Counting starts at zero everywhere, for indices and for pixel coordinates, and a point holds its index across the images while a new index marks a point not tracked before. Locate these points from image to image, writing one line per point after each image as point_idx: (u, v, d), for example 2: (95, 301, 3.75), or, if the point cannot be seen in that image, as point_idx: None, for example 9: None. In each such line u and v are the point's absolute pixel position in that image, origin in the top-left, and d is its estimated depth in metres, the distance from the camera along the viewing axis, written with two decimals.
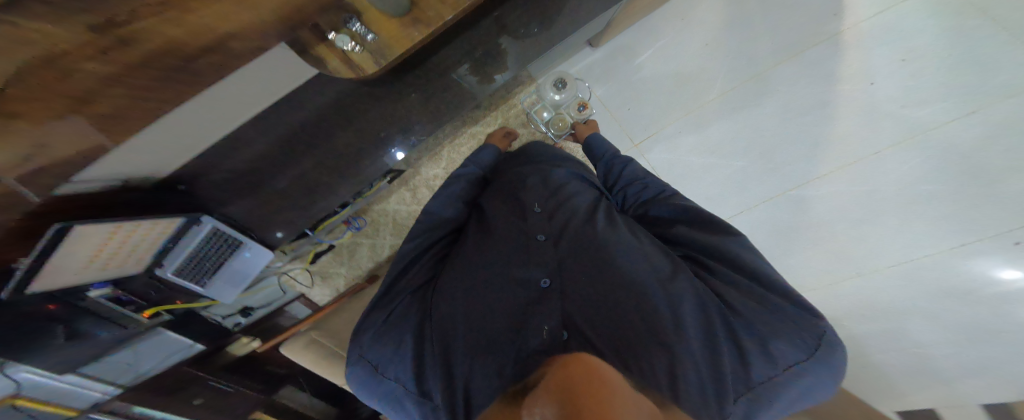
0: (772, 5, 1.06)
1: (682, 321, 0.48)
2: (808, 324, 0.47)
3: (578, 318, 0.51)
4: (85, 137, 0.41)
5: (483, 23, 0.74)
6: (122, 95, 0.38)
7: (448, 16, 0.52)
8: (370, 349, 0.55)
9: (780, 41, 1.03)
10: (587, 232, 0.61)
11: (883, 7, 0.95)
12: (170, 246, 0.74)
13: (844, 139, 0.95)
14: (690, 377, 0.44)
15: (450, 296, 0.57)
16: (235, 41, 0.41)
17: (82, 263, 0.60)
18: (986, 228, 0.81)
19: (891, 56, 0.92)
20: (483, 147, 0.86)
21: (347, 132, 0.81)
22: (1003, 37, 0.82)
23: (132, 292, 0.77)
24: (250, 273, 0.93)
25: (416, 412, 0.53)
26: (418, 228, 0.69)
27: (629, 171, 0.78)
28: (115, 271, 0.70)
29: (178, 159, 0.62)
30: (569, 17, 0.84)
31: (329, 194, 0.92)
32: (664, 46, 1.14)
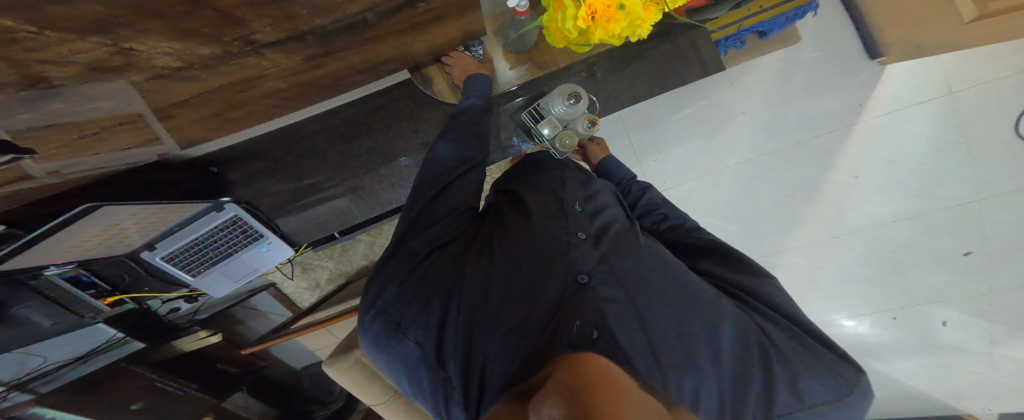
0: (819, 80, 1.03)
1: (718, 349, 0.42)
2: (843, 372, 0.45)
3: (614, 322, 0.40)
4: (148, 129, 0.43)
5: (574, 67, 0.78)
6: (218, 98, 0.42)
7: (560, 61, 0.76)
8: (393, 303, 0.48)
9: (806, 119, 1.04)
10: (631, 238, 0.52)
11: (901, 105, 0.98)
12: (174, 228, 0.73)
13: (815, 221, 1.08)
14: (707, 397, 0.40)
15: (484, 274, 0.48)
16: (330, 58, 0.45)
17: (79, 242, 0.58)
18: (879, 305, 1.07)
19: (880, 154, 1.00)
20: (478, 75, 0.66)
21: (388, 134, 0.84)
22: (967, 156, 0.93)
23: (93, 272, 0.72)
24: (257, 268, 0.88)
25: (427, 381, 0.45)
26: (420, 180, 0.56)
27: (657, 205, 0.70)
28: (101, 251, 0.67)
29: (231, 139, 0.68)
30: (649, 65, 0.80)
31: (363, 198, 0.90)
32: (707, 106, 1.09)
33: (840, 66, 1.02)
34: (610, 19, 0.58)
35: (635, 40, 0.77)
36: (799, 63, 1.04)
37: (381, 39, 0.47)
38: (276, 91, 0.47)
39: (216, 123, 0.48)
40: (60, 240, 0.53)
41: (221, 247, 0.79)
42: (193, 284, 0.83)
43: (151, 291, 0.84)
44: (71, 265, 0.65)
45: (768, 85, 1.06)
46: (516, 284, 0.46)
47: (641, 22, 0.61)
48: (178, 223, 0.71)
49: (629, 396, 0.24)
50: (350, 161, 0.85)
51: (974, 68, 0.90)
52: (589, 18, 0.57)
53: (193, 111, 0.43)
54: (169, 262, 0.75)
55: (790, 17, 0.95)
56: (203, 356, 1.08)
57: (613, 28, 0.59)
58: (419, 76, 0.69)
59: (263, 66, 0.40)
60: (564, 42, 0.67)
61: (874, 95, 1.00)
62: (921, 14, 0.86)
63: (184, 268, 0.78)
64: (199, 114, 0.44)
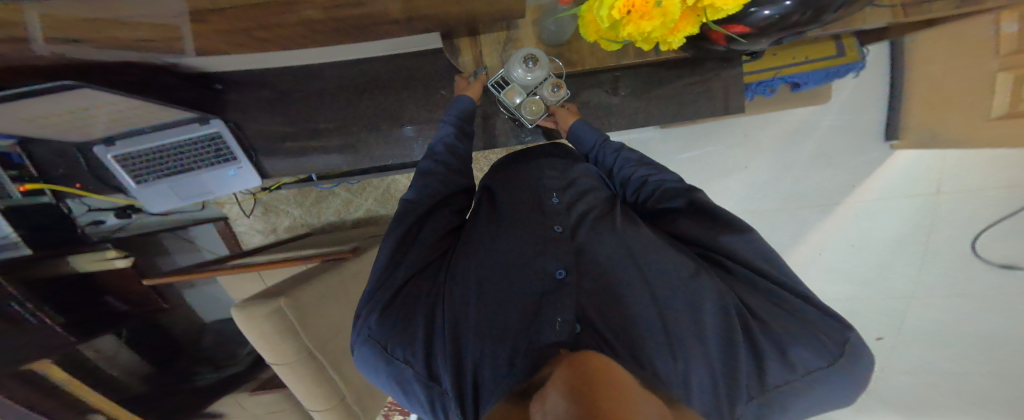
0: (827, 152, 1.05)
1: (700, 323, 0.41)
2: (830, 331, 0.39)
3: (593, 314, 0.41)
4: (158, 28, 0.39)
5: (601, 76, 0.77)
6: (248, 20, 0.39)
7: (590, 65, 0.66)
8: (376, 329, 0.44)
9: (795, 186, 1.08)
10: (605, 229, 0.50)
11: (890, 194, 1.00)
12: (145, 129, 0.76)
13: None
14: (696, 378, 0.38)
15: (464, 278, 0.47)
16: (377, 17, 0.42)
17: (41, 115, 0.57)
18: None
19: (845, 235, 1.05)
20: (459, 97, 0.64)
21: (399, 97, 0.81)
22: (919, 253, 0.97)
23: (28, 157, 0.80)
24: (212, 191, 0.87)
25: (424, 399, 0.42)
26: (400, 208, 0.53)
27: (636, 169, 0.58)
28: (64, 133, 0.70)
29: (236, 63, 0.68)
30: (677, 94, 0.79)
31: (344, 157, 0.85)
32: (713, 152, 1.11)
33: (849, 142, 1.04)
34: (647, 15, 0.40)
35: (668, 63, 0.76)
36: (816, 129, 1.05)
37: (435, 12, 0.44)
38: (305, 35, 0.45)
39: (237, 42, 0.45)
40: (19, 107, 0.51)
41: (186, 160, 0.81)
42: (134, 192, 0.82)
43: (81, 190, 0.89)
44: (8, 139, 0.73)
45: (779, 144, 1.08)
46: (498, 286, 0.46)
47: (678, 27, 0.44)
48: (150, 124, 0.74)
49: (631, 385, 0.25)
50: (354, 115, 0.83)
51: (971, 169, 0.90)
52: (626, 10, 0.40)
53: (218, 36, 0.41)
54: (126, 161, 0.77)
55: (829, 74, 0.82)
56: (87, 280, 0.94)
57: (645, 27, 0.41)
58: (448, 45, 0.66)
59: (302, 13, 0.38)
60: (595, 35, 0.52)
61: (870, 180, 1.02)
62: (955, 103, 0.82)
63: (141, 169, 0.79)
64: (223, 40, 0.43)
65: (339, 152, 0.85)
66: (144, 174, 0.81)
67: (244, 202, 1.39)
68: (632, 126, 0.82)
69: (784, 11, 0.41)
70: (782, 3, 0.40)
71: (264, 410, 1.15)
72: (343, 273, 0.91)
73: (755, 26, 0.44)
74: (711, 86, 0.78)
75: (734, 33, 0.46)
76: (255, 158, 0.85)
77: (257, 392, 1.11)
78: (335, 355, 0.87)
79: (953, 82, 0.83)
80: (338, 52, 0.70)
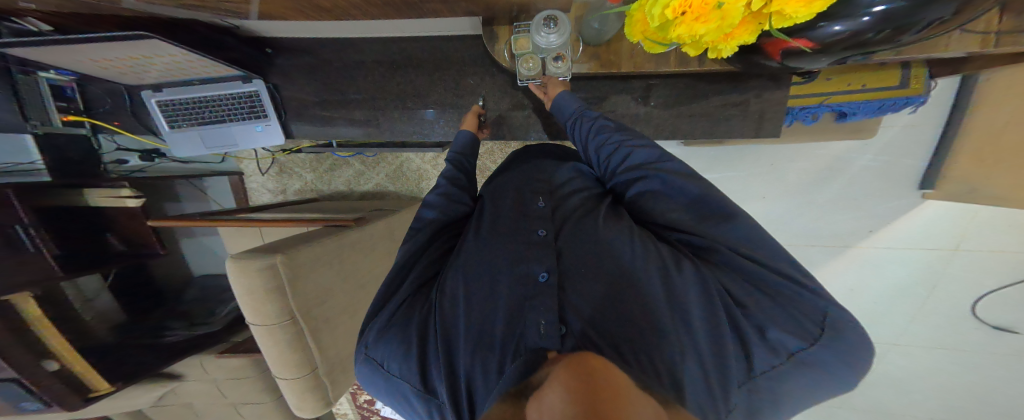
0: (850, 195, 1.02)
1: (687, 314, 0.38)
2: (808, 308, 0.37)
3: (581, 310, 0.39)
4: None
5: (632, 82, 0.76)
6: None
7: (627, 69, 0.63)
8: (376, 349, 0.47)
9: (809, 224, 1.07)
10: (588, 226, 0.49)
11: (906, 244, 0.99)
12: (194, 82, 0.82)
13: None
14: (691, 371, 0.35)
15: (453, 289, 0.47)
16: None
17: (99, 59, 0.62)
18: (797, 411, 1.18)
19: (848, 281, 1.07)
20: (461, 133, 0.67)
21: (426, 79, 0.82)
22: (916, 309, 1.02)
23: (80, 93, 0.85)
24: (241, 145, 0.90)
25: (423, 410, 0.44)
26: (411, 229, 0.54)
27: (611, 134, 0.54)
28: (125, 78, 0.78)
29: (272, 26, 0.71)
30: (705, 110, 0.78)
31: (368, 131, 0.87)
32: (731, 178, 1.10)
33: (881, 187, 0.99)
34: (702, 18, 0.36)
35: (701, 76, 0.75)
36: (849, 167, 1.01)
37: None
38: (357, 7, 0.46)
39: (281, 10, 0.46)
40: (88, 50, 0.56)
41: (219, 113, 0.86)
42: (166, 135, 0.88)
43: (117, 128, 0.93)
44: (68, 75, 0.79)
45: (806, 179, 1.04)
46: (484, 289, 0.46)
47: (733, 34, 0.39)
48: (197, 78, 0.80)
49: (629, 382, 0.25)
50: (381, 91, 0.84)
51: (997, 234, 0.89)
52: (681, 11, 0.36)
53: (279, 3, 0.43)
54: (172, 108, 0.85)
55: (881, 107, 0.76)
56: (100, 215, 1.02)
57: (699, 29, 0.37)
58: (487, 32, 0.63)
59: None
60: (639, 36, 0.48)
61: (888, 228, 1.00)
62: (1010, 155, 0.76)
63: (181, 117, 0.86)
64: (285, 8, 0.45)
65: (363, 122, 0.87)
66: (182, 121, 0.87)
67: (261, 160, 1.43)
68: (655, 134, 0.81)
69: (858, 28, 0.35)
70: (858, 19, 0.34)
71: (227, 376, 1.21)
72: (344, 239, 0.92)
73: (821, 41, 0.37)
74: (747, 105, 0.76)
75: (790, 49, 0.40)
76: (285, 119, 0.88)
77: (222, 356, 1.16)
78: (317, 323, 0.87)
79: (1011, 136, 0.77)
80: (380, 26, 0.71)
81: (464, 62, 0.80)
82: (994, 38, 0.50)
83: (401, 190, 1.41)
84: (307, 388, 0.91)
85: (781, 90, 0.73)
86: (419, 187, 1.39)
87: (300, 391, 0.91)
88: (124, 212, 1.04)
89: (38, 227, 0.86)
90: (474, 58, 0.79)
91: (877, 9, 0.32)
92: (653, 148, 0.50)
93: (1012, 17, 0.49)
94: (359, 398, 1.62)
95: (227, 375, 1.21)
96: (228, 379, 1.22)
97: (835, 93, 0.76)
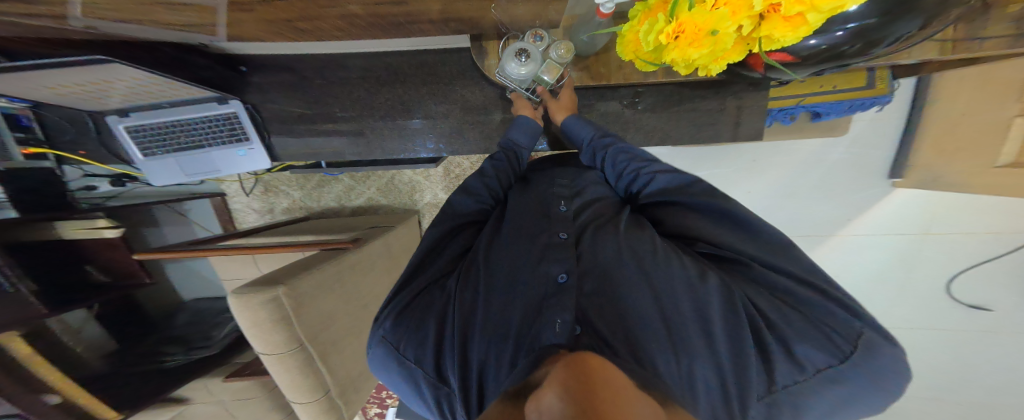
0: (831, 184, 1.06)
1: (708, 321, 0.39)
2: (842, 327, 0.38)
3: (596, 314, 0.39)
4: (189, 18, 0.40)
5: (621, 91, 0.78)
6: (272, 14, 0.40)
7: (617, 80, 0.65)
8: (392, 332, 0.47)
9: (796, 214, 1.11)
10: (611, 234, 0.50)
11: (880, 229, 1.06)
12: (165, 105, 0.79)
13: None
14: (702, 375, 0.36)
15: (474, 287, 0.48)
16: (395, 15, 0.42)
17: (58, 86, 0.59)
18: None
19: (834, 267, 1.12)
20: (517, 120, 0.66)
21: (411, 93, 0.82)
22: (898, 287, 1.07)
23: (37, 121, 0.80)
24: (220, 169, 0.88)
25: (432, 399, 0.44)
26: (439, 216, 0.56)
27: (627, 163, 0.57)
28: (87, 105, 0.74)
29: (251, 48, 0.70)
30: (693, 113, 0.80)
31: (358, 147, 0.87)
32: (719, 174, 1.13)
33: (858, 175, 1.04)
34: (696, 42, 0.37)
35: (688, 83, 0.77)
36: (826, 159, 1.05)
37: (454, 17, 0.44)
38: (342, 29, 0.46)
39: (263, 34, 0.46)
40: (47, 75, 0.52)
41: (198, 136, 0.83)
42: (139, 164, 0.85)
43: (83, 157, 0.86)
44: (22, 104, 0.74)
45: (788, 171, 1.09)
46: (506, 292, 0.46)
47: (724, 55, 0.40)
48: (170, 101, 0.77)
49: (628, 383, 0.25)
50: (369, 107, 0.83)
51: (965, 219, 0.97)
52: (674, 34, 0.37)
53: (261, 27, 0.42)
54: (139, 134, 0.81)
55: (853, 105, 0.80)
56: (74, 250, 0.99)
57: (692, 53, 0.38)
58: (475, 47, 0.63)
59: (341, 6, 0.39)
60: (631, 55, 0.48)
61: (865, 214, 1.06)
62: (969, 144, 0.83)
63: (150, 142, 0.83)
64: (265, 29, 0.44)
65: (349, 138, 0.86)
66: (153, 147, 0.83)
67: (244, 181, 1.39)
68: (645, 141, 0.83)
69: (835, 40, 0.36)
70: (834, 33, 0.36)
71: (233, 397, 1.14)
72: (343, 263, 0.90)
73: (800, 54, 0.39)
74: (727, 106, 0.79)
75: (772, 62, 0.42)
76: (268, 139, 0.86)
77: (230, 379, 1.09)
78: (324, 346, 0.85)
79: (970, 125, 0.83)
80: (363, 43, 0.71)
81: (451, 74, 0.80)
82: (951, 46, 0.53)
83: (394, 203, 1.39)
84: (322, 412, 0.89)
85: (761, 92, 0.77)
86: (412, 200, 1.38)
87: (314, 415, 0.89)
88: (103, 244, 1.04)
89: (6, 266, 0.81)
90: (461, 70, 0.80)
91: (852, 24, 0.34)
92: (675, 172, 0.52)
93: (965, 27, 0.53)
94: (367, 413, 1.58)
95: (233, 396, 1.14)
96: (234, 401, 1.15)
97: (810, 94, 0.80)
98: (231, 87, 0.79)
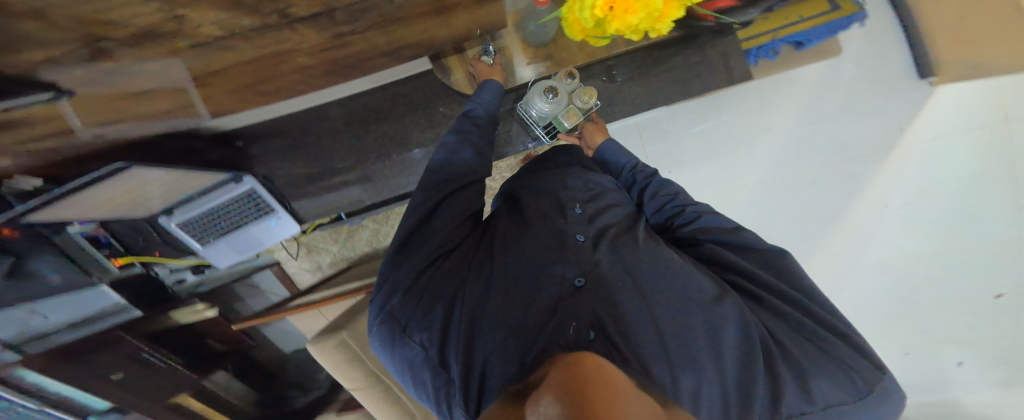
0: (854, 104, 0.96)
1: (721, 346, 0.39)
2: (863, 371, 0.41)
3: (612, 323, 0.37)
4: (165, 80, 0.41)
5: (595, 68, 0.77)
6: (238, 63, 0.42)
7: (578, 59, 0.74)
8: (399, 307, 0.48)
9: (833, 140, 0.98)
10: (631, 244, 0.47)
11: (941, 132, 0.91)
12: (195, 197, 0.81)
13: (831, 249, 1.01)
14: (705, 397, 0.36)
15: (486, 276, 0.46)
16: (352, 37, 0.46)
17: (106, 199, 0.64)
18: (898, 338, 1.00)
19: (911, 185, 0.94)
20: (485, 84, 0.65)
21: (396, 123, 0.84)
22: None
23: (112, 236, 0.83)
24: (263, 242, 0.91)
25: (431, 383, 0.44)
26: (424, 185, 0.55)
27: (674, 199, 0.61)
28: (126, 212, 0.75)
29: (242, 119, 0.72)
30: (677, 65, 0.78)
31: (367, 188, 0.89)
32: (729, 120, 1.03)
33: (880, 85, 0.95)
34: (629, 10, 0.47)
35: (658, 43, 0.76)
36: (836, 80, 0.97)
37: (390, 23, 0.46)
38: (308, 67, 0.49)
39: (239, 84, 0.48)
40: (94, 192, 0.57)
41: (232, 219, 0.84)
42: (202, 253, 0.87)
43: (158, 257, 0.94)
44: (91, 223, 0.75)
45: (803, 102, 0.99)
46: (517, 285, 0.43)
47: (662, 14, 0.49)
48: (197, 192, 0.78)
49: (627, 382, 0.25)
50: (366, 146, 0.86)
51: None
52: (608, 7, 0.47)
53: (229, 77, 0.45)
54: (184, 229, 0.82)
55: (832, 28, 0.88)
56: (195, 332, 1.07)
57: (631, 19, 0.47)
58: (437, 66, 0.71)
59: (294, 40, 0.41)
60: (580, 34, 0.58)
61: (916, 120, 0.93)
62: None
63: (198, 237, 0.84)
64: (234, 81, 0.47)
65: (358, 185, 0.89)
66: (203, 236, 0.84)
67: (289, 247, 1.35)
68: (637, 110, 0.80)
69: None
70: None
71: None
72: None
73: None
74: (710, 55, 0.78)
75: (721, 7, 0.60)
76: (289, 205, 0.88)
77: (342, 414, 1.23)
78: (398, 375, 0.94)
79: None
80: (336, 90, 0.72)
81: (428, 95, 0.83)
82: None
83: None
84: None
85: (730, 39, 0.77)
86: None
87: None
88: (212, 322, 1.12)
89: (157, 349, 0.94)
90: (435, 89, 0.83)
91: None
92: (723, 218, 0.56)
93: None
94: None
95: None
96: None
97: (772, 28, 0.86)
98: (238, 165, 0.81)
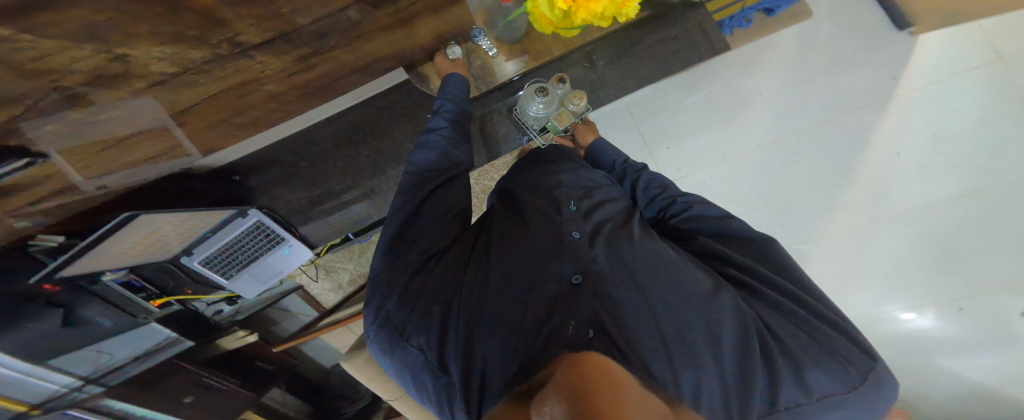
0: (839, 61, 0.95)
1: (718, 340, 0.37)
2: (857, 360, 0.39)
3: (610, 322, 0.36)
4: (144, 126, 0.42)
5: (571, 57, 0.78)
6: (209, 99, 0.43)
7: (554, 50, 0.73)
8: (396, 309, 0.46)
9: (830, 98, 0.95)
10: (625, 239, 0.47)
11: (943, 74, 0.87)
12: (209, 235, 0.80)
13: (853, 207, 0.95)
14: (707, 393, 0.35)
15: (484, 275, 0.45)
16: (317, 58, 0.46)
17: (127, 248, 0.65)
18: (948, 293, 0.90)
19: (922, 128, 0.89)
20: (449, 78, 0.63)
21: (385, 140, 0.86)
22: None
23: (146, 280, 0.82)
24: (281, 270, 0.92)
25: (433, 388, 0.43)
26: (407, 183, 0.54)
27: (663, 190, 0.61)
28: (148, 257, 0.75)
29: (232, 154, 0.70)
30: (654, 45, 0.78)
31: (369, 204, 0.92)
32: (718, 90, 1.01)
33: (863, 40, 0.94)
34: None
35: (633, 24, 0.75)
36: (818, 39, 0.97)
37: (354, 40, 0.46)
38: (280, 95, 0.50)
39: (218, 120, 0.49)
40: (112, 243, 0.59)
41: (249, 252, 0.83)
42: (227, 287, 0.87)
43: (191, 293, 0.93)
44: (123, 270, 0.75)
45: (789, 64, 0.98)
46: (515, 285, 0.43)
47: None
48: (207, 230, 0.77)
49: (632, 378, 0.23)
50: (359, 165, 0.87)
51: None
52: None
53: (207, 116, 0.46)
54: (207, 267, 0.80)
55: None
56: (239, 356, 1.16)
57: (595, 7, 0.46)
58: (415, 76, 0.67)
59: (256, 68, 0.42)
60: (550, 27, 0.57)
61: (911, 64, 0.90)
62: None
63: (219, 272, 0.83)
64: (213, 117, 0.48)
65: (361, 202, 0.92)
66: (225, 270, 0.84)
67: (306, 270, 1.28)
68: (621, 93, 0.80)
69: None
70: None
71: None
72: None
73: None
74: (686, 28, 0.77)
75: None
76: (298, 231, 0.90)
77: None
78: None
79: None
80: (320, 113, 0.73)
81: (412, 109, 0.85)
82: None
83: None
84: None
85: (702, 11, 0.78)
86: None
87: None
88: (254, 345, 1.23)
89: (214, 373, 1.01)
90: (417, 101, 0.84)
91: None
92: (712, 205, 0.56)
93: None
94: None
95: None
96: None
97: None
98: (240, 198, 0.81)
